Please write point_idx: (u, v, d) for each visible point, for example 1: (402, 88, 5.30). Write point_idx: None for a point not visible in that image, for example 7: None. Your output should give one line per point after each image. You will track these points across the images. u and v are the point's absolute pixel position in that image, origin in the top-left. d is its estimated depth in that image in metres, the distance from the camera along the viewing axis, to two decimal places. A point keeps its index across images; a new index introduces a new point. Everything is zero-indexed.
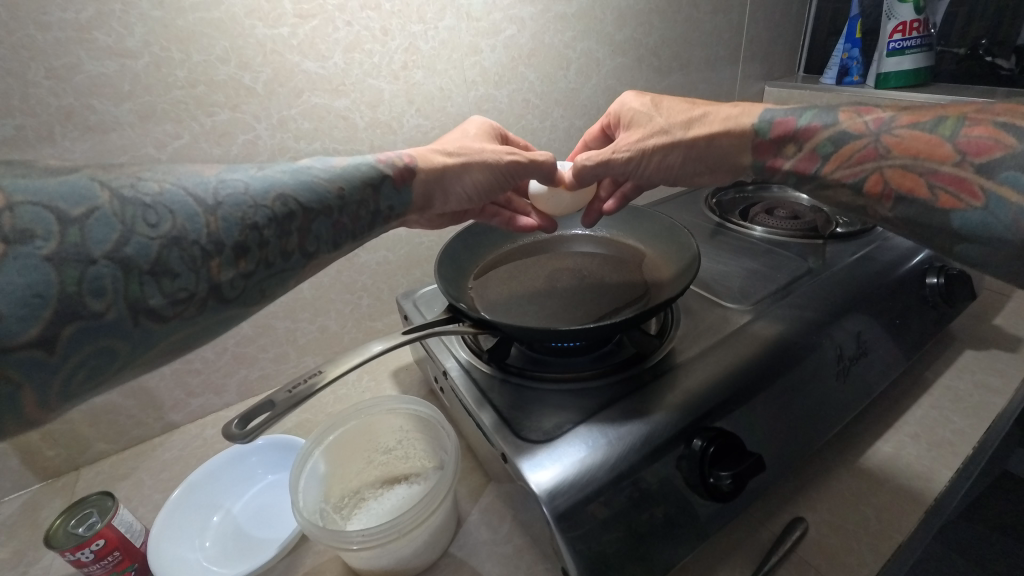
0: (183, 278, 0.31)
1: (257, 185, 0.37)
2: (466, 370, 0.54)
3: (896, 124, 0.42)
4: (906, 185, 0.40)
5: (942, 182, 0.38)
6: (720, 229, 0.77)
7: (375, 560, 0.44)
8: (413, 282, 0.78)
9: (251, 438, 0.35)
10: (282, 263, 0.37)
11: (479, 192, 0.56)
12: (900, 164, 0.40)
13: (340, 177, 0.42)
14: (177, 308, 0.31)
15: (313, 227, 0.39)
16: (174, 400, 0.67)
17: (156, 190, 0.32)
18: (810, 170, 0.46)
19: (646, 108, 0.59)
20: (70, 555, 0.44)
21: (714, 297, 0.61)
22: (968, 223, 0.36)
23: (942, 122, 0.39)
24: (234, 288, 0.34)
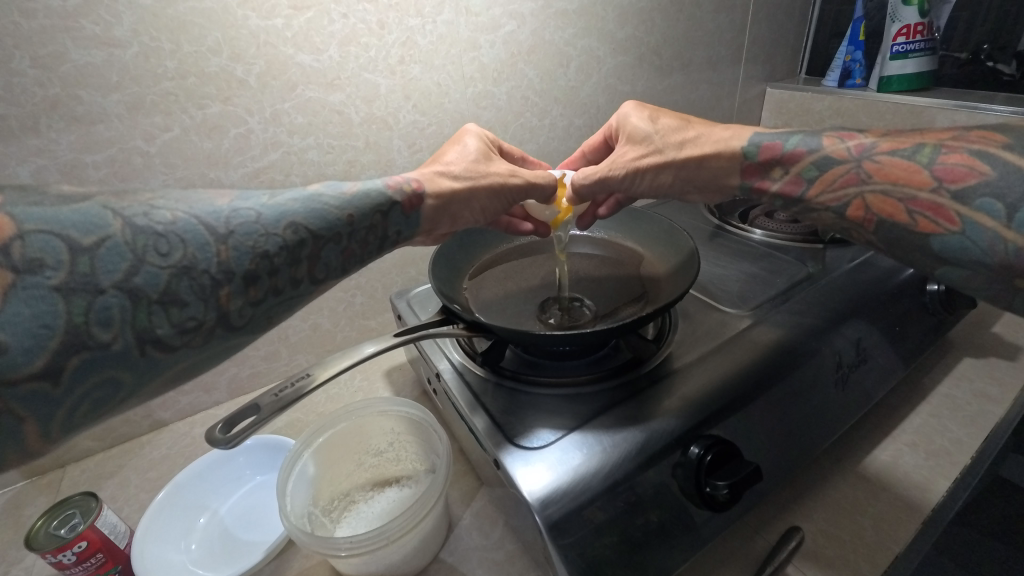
0: (191, 307, 0.30)
1: (269, 214, 0.35)
2: (459, 372, 0.53)
3: (877, 150, 0.41)
4: (886, 211, 0.39)
5: (921, 208, 0.37)
6: (719, 231, 0.76)
7: (363, 567, 0.43)
8: (408, 281, 0.77)
9: (234, 444, 0.34)
10: (292, 290, 0.36)
11: (486, 214, 0.54)
12: (881, 190, 0.40)
13: (350, 204, 0.41)
14: (185, 337, 0.30)
15: (322, 255, 0.38)
16: (162, 398, 0.66)
17: (168, 219, 0.31)
18: (795, 194, 0.45)
19: (642, 121, 0.57)
20: (52, 557, 0.43)
21: (712, 301, 0.60)
22: (948, 248, 0.36)
23: (920, 149, 0.39)
24: (243, 316, 0.32)
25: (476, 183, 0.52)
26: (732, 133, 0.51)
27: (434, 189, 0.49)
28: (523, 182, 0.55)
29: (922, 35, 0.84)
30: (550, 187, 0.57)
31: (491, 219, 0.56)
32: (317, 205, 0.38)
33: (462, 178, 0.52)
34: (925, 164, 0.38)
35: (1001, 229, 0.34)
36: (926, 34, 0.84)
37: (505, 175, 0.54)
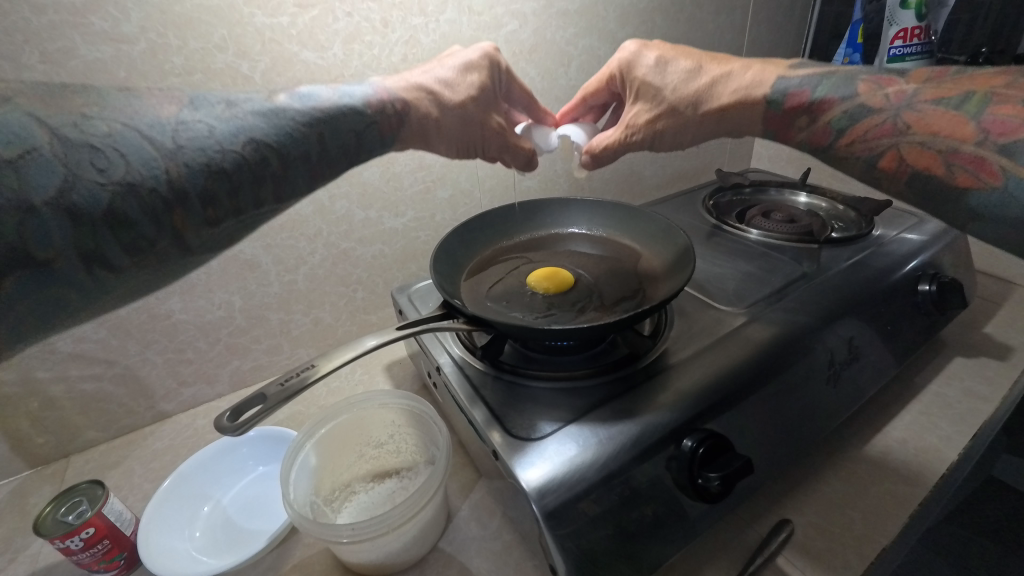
0: (140, 227, 0.32)
1: (224, 130, 0.37)
2: (459, 366, 0.54)
3: (919, 99, 0.41)
4: (922, 163, 0.40)
5: (961, 161, 0.38)
6: (716, 231, 0.77)
7: (364, 554, 0.44)
8: (408, 277, 0.78)
9: (242, 432, 0.35)
10: (253, 210, 0.40)
11: (461, 148, 0.59)
12: (917, 141, 0.40)
13: (318, 121, 0.43)
14: (133, 257, 0.32)
15: (289, 174, 0.41)
16: (165, 390, 0.67)
17: (106, 132, 0.31)
18: (824, 142, 0.47)
19: (655, 70, 0.56)
20: (59, 543, 0.44)
21: (708, 299, 0.61)
22: (985, 203, 0.37)
23: (967, 99, 0.39)
24: (200, 238, 0.36)
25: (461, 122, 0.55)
26: (755, 80, 0.52)
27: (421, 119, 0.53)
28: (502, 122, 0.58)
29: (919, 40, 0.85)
30: (524, 155, 0.60)
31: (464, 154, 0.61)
32: (277, 119, 0.40)
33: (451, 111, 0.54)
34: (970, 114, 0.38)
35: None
36: (923, 39, 0.85)
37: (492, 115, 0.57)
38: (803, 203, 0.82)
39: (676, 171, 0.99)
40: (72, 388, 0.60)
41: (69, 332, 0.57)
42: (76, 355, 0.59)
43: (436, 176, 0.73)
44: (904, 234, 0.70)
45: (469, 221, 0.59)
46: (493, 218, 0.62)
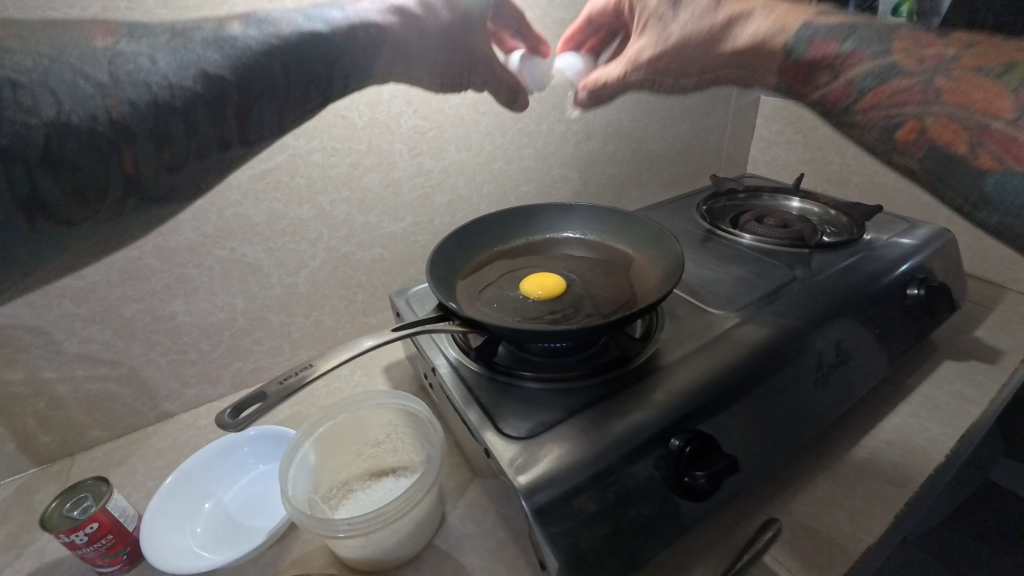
0: (88, 173, 0.24)
1: (168, 60, 0.25)
2: (455, 368, 0.55)
3: (957, 64, 0.30)
4: (945, 137, 0.31)
5: (993, 141, 0.29)
6: (710, 235, 0.78)
7: (360, 549, 0.45)
8: (407, 280, 0.79)
9: (244, 428, 0.36)
10: (215, 153, 0.29)
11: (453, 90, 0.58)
12: (946, 114, 0.31)
13: (284, 33, 0.30)
14: (83, 208, 0.24)
15: (254, 108, 0.29)
16: (169, 390, 0.68)
17: (27, 64, 0.21)
18: (840, 104, 0.34)
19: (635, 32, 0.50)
20: (65, 537, 0.46)
21: (699, 303, 0.62)
22: (1004, 189, 0.29)
23: (1010, 72, 0.29)
24: (158, 185, 0.27)
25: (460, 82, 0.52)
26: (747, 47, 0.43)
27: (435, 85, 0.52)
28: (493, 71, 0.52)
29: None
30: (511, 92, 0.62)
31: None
32: (233, 47, 0.27)
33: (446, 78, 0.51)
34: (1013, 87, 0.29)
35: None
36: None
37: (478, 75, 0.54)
38: (796, 208, 0.83)
39: (673, 177, 1.01)
40: (78, 388, 0.62)
41: (76, 333, 0.58)
42: (82, 356, 0.60)
43: (435, 181, 0.74)
44: (896, 239, 0.71)
45: (466, 225, 0.60)
46: (489, 223, 0.63)
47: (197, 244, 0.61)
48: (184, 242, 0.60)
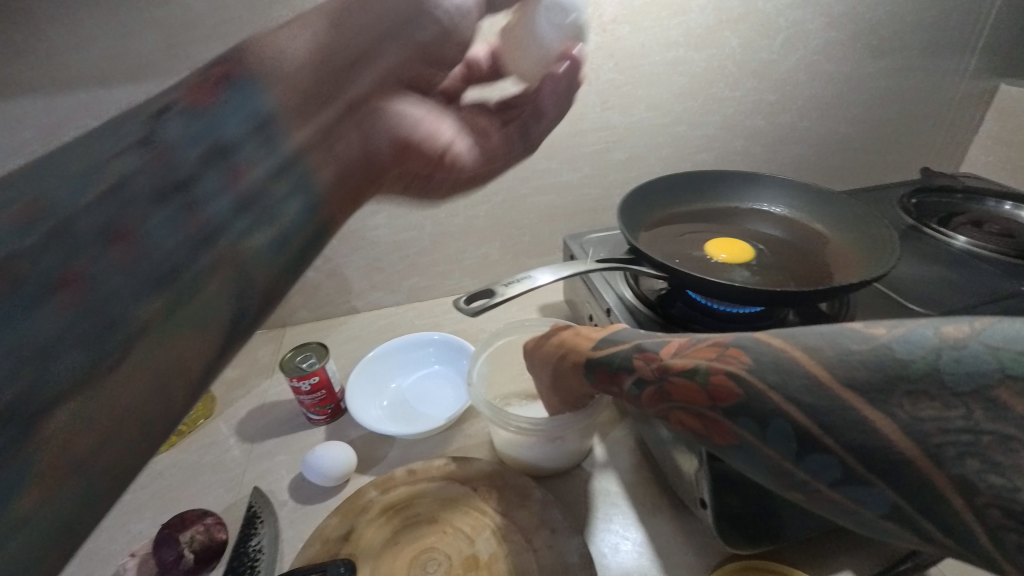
0: (56, 255, 0.19)
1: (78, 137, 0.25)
2: (628, 309, 0.57)
3: (670, 369, 0.35)
4: (692, 425, 0.34)
5: (710, 427, 0.33)
6: (913, 231, 0.70)
7: (523, 449, 0.52)
8: (570, 230, 0.83)
9: (473, 313, 0.44)
10: (258, 193, 0.24)
11: (433, 70, 0.42)
12: (682, 408, 0.35)
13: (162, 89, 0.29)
14: (102, 356, 0.19)
15: (224, 120, 0.24)
16: (360, 289, 0.80)
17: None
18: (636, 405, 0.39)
19: (341, 64, 0.34)
20: (294, 382, 0.58)
21: (896, 297, 0.57)
22: (748, 463, 0.31)
23: (697, 372, 0.34)
24: (212, 278, 0.22)
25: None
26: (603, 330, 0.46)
27: (433, 28, 0.40)
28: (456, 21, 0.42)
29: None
30: None
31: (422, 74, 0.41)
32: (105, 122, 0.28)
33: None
34: (735, 428, 0.31)
35: (788, 465, 0.29)
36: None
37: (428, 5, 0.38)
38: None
39: (867, 166, 0.91)
40: None
41: None
42: None
43: (618, 137, 0.75)
44: None
45: (655, 180, 0.60)
46: (676, 182, 0.62)
47: None
48: None
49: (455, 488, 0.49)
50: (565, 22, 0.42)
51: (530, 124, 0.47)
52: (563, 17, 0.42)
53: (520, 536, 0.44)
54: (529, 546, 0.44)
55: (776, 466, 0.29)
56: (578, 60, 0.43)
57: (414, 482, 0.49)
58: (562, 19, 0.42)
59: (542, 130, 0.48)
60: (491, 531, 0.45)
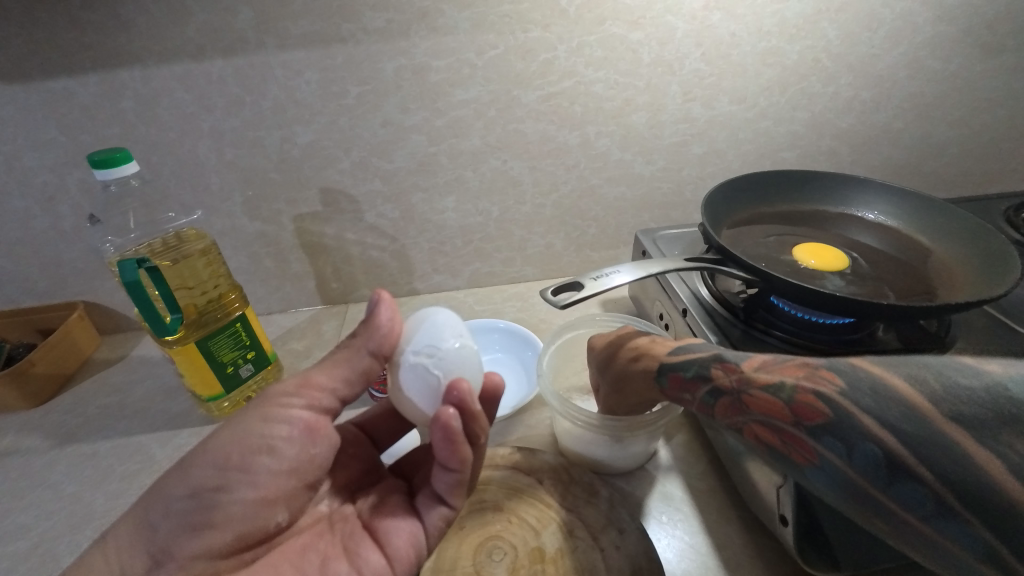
0: None
1: None
2: (705, 311, 0.55)
3: (754, 382, 0.38)
4: (767, 438, 0.37)
5: (786, 441, 0.35)
6: (1020, 247, 0.64)
7: (586, 445, 0.51)
8: (638, 225, 0.81)
9: (559, 306, 0.43)
10: None
11: (312, 468, 0.42)
12: (761, 421, 0.37)
13: None
14: None
15: None
16: (423, 272, 0.81)
17: None
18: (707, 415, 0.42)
19: (174, 531, 0.38)
20: None
21: (1002, 318, 0.53)
22: (822, 483, 0.34)
23: (782, 386, 0.37)
24: None
25: (363, 381, 0.41)
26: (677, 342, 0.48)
27: (298, 444, 0.40)
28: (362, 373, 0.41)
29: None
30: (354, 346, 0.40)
31: (296, 501, 0.41)
32: None
33: (349, 369, 0.40)
34: (818, 446, 0.33)
35: (875, 491, 0.31)
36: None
37: (259, 447, 0.38)
38: None
39: (965, 173, 0.84)
40: (365, 251, 0.77)
41: (375, 207, 0.73)
42: (373, 227, 0.75)
43: (697, 130, 0.72)
44: None
45: (743, 177, 0.57)
46: (764, 181, 0.59)
47: (479, 152, 0.70)
48: (470, 148, 0.69)
49: (520, 478, 0.48)
50: (443, 366, 0.39)
51: (428, 503, 0.43)
52: (438, 361, 0.39)
53: (586, 533, 0.44)
54: (596, 544, 0.43)
55: (859, 487, 0.32)
56: (461, 395, 0.38)
57: None
58: (438, 361, 0.39)
59: (441, 512, 0.43)
60: (557, 525, 0.44)
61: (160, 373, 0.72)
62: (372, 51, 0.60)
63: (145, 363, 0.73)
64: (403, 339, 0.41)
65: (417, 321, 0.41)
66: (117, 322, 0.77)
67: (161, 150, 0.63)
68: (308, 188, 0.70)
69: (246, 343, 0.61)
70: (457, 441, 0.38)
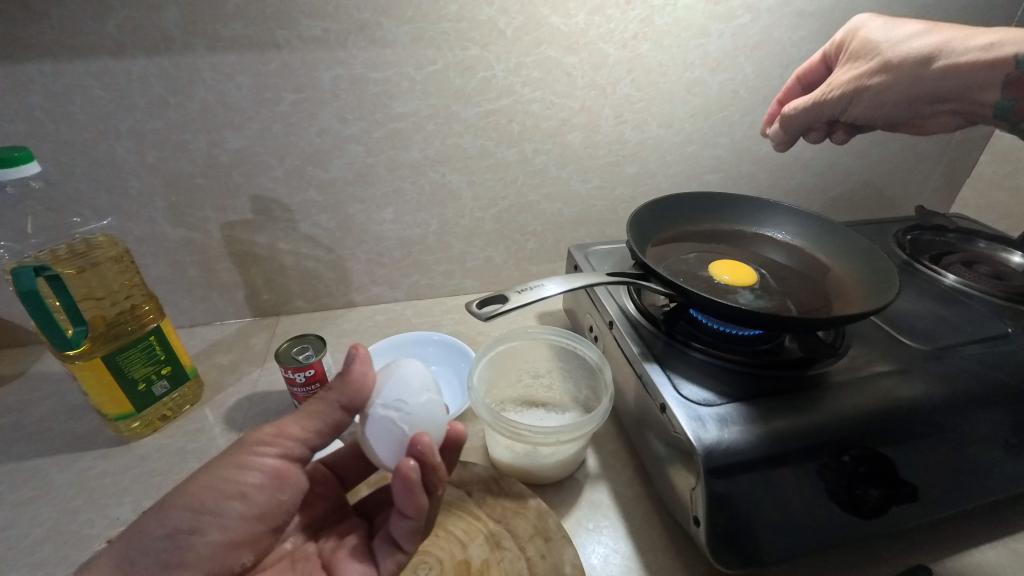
0: None
1: None
2: (632, 324, 0.58)
3: None
4: None
5: None
6: (906, 266, 0.72)
7: (519, 457, 0.52)
8: (575, 240, 0.83)
9: (485, 318, 0.44)
10: None
11: (279, 514, 0.41)
12: None
13: None
14: None
15: None
16: (360, 283, 0.79)
17: None
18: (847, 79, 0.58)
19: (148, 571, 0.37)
20: (291, 373, 0.57)
21: (891, 330, 0.59)
22: None
23: None
24: None
25: (335, 431, 0.42)
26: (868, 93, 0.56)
27: (267, 491, 0.40)
28: (333, 420, 0.42)
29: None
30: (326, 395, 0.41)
31: (262, 544, 0.41)
32: None
33: (322, 421, 0.41)
34: None
35: None
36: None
37: (232, 493, 0.39)
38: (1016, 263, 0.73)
39: (865, 200, 0.93)
40: (299, 261, 0.75)
41: (310, 217, 0.71)
42: (308, 237, 0.73)
43: (629, 151, 0.76)
44: None
45: (665, 198, 0.61)
46: (685, 202, 0.63)
47: (418, 165, 0.70)
48: (409, 160, 0.69)
49: (449, 491, 0.48)
50: (409, 420, 0.40)
51: (384, 547, 0.42)
52: (404, 415, 0.40)
53: (513, 543, 0.44)
54: (522, 554, 0.43)
55: None
56: (423, 448, 0.37)
57: None
58: (405, 416, 0.40)
59: (397, 558, 0.41)
60: (484, 537, 0.45)
61: (65, 390, 0.66)
62: (308, 59, 0.60)
63: (48, 379, 0.68)
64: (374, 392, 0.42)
65: (387, 373, 0.42)
66: (17, 334, 0.71)
67: (73, 150, 0.59)
68: (238, 195, 0.67)
69: (162, 358, 0.58)
70: (416, 491, 0.38)
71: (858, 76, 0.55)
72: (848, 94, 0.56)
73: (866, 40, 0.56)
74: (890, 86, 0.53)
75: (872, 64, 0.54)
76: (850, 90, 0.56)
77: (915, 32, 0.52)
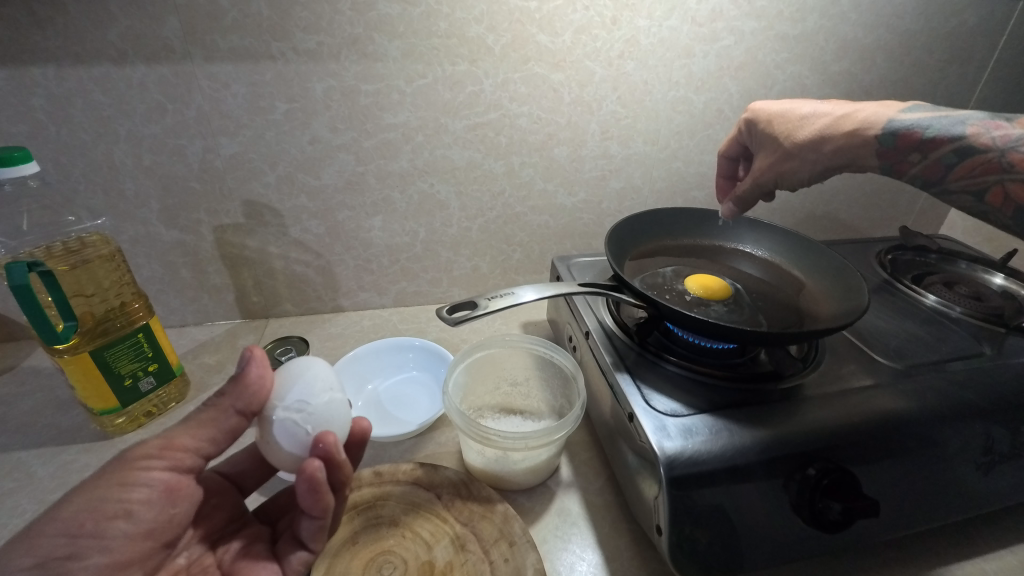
0: None
1: None
2: (607, 335, 0.59)
3: None
4: None
5: None
6: (886, 286, 0.73)
7: (490, 462, 0.53)
8: (561, 251, 0.85)
9: (455, 324, 0.45)
10: None
11: (171, 529, 0.39)
12: None
13: None
14: None
15: None
16: (348, 288, 0.81)
17: None
18: (934, 176, 0.49)
19: None
20: None
21: (863, 347, 0.60)
22: None
23: None
24: None
25: (231, 438, 0.41)
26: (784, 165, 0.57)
27: (156, 507, 0.38)
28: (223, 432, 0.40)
29: (911, 171, 0.50)
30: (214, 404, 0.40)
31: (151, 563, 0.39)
32: None
33: (215, 430, 0.40)
34: None
35: None
36: (913, 171, 0.50)
37: (114, 512, 0.36)
38: (996, 284, 0.74)
39: (851, 219, 0.94)
40: (288, 266, 0.76)
41: (300, 222, 0.73)
42: (298, 242, 0.74)
43: (614, 166, 0.78)
44: None
45: (644, 213, 0.63)
46: (665, 216, 0.65)
47: (407, 174, 0.72)
48: (398, 170, 0.71)
49: (420, 494, 0.49)
50: (313, 421, 0.40)
51: (290, 548, 0.43)
52: (307, 416, 0.40)
53: (478, 546, 0.45)
54: (485, 557, 0.44)
55: None
56: (328, 446, 0.39)
57: (379, 484, 0.50)
58: (307, 417, 0.40)
59: (302, 555, 0.42)
60: (449, 539, 0.45)
61: (55, 386, 0.67)
62: (301, 71, 0.62)
63: (38, 374, 0.69)
64: (274, 395, 0.41)
65: (289, 375, 0.42)
66: (11, 328, 0.72)
67: (72, 151, 0.61)
68: (230, 200, 0.69)
69: (149, 355, 0.60)
70: (322, 491, 0.39)
71: (771, 162, 0.58)
72: (771, 179, 0.58)
73: (769, 128, 0.58)
74: (801, 165, 0.56)
75: (778, 151, 0.57)
76: (771, 174, 0.58)
77: (805, 116, 0.55)
